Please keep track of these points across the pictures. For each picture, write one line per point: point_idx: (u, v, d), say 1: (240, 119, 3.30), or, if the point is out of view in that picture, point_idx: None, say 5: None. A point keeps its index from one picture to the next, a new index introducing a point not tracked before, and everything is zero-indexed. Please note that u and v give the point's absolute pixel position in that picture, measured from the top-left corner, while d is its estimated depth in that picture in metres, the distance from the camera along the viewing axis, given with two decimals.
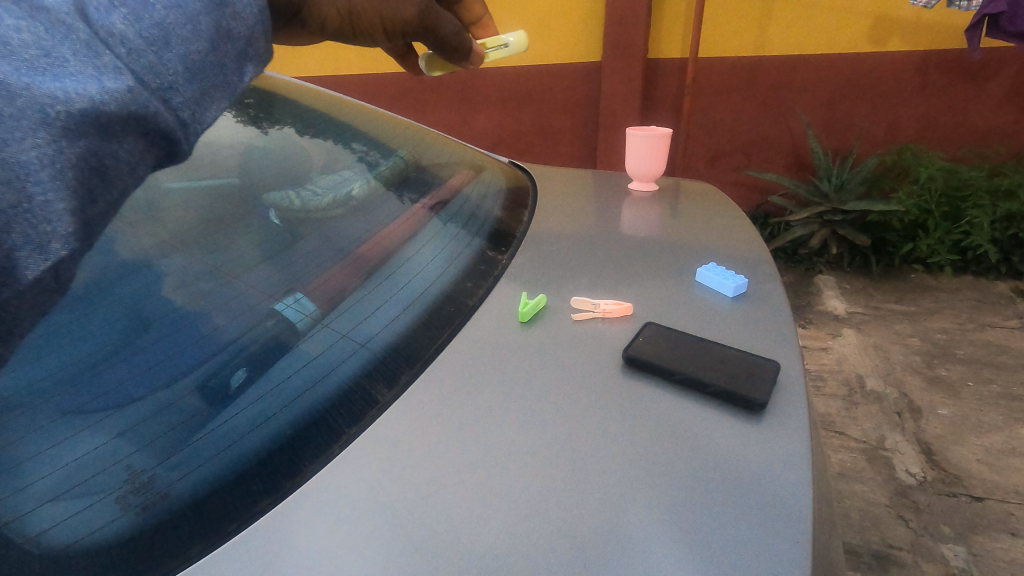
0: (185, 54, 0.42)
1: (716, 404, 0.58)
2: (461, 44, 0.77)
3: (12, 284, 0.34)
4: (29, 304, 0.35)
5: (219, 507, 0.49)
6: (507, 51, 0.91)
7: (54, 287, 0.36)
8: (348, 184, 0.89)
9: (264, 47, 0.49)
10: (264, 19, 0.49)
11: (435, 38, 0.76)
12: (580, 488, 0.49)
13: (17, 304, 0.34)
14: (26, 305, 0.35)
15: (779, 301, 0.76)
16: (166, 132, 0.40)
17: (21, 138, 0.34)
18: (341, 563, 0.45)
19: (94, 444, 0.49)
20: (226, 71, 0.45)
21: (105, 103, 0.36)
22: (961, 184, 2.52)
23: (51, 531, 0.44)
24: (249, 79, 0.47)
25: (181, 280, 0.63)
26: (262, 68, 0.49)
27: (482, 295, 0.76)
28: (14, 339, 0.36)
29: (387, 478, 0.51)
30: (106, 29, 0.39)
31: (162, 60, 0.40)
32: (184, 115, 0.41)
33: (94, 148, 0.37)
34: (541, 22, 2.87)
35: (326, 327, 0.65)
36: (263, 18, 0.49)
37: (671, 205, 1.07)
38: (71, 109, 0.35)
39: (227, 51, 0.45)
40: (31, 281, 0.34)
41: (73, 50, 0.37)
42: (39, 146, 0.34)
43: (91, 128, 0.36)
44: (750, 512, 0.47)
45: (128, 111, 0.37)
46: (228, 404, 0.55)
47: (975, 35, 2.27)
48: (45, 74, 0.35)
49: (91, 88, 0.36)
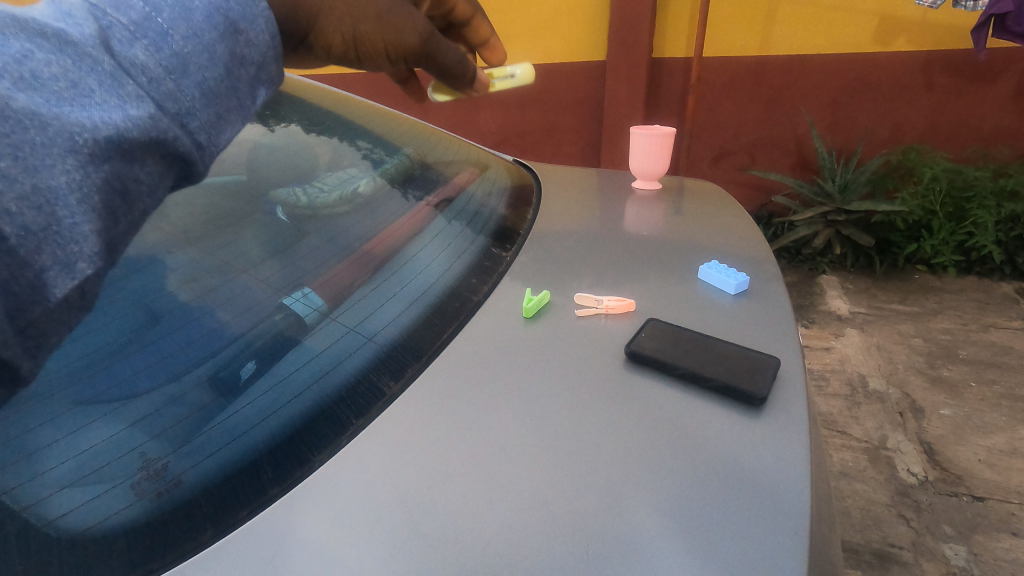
0: (201, 80, 0.44)
1: (716, 397, 0.59)
2: (463, 71, 0.80)
3: (41, 302, 0.35)
4: (56, 320, 0.37)
5: (230, 494, 0.50)
6: (514, 81, 0.93)
7: (79, 303, 0.38)
8: (355, 181, 0.90)
9: (275, 71, 0.51)
10: (275, 45, 0.51)
11: (437, 66, 0.77)
12: (582, 481, 0.50)
13: (45, 322, 0.36)
14: (53, 321, 0.37)
15: (781, 300, 0.77)
16: (184, 155, 0.42)
17: (52, 165, 0.35)
18: (349, 550, 0.46)
19: (108, 433, 0.50)
20: (239, 95, 0.47)
21: (129, 130, 0.39)
22: (966, 184, 2.51)
23: (67, 516, 0.46)
24: (260, 102, 0.50)
25: (187, 276, 0.65)
26: (272, 90, 0.52)
27: (487, 291, 0.77)
28: (44, 355, 0.38)
29: (394, 468, 0.52)
30: (128, 60, 0.41)
31: (180, 87, 0.42)
32: (200, 138, 0.43)
33: (118, 171, 0.39)
34: (545, 21, 2.88)
35: (333, 321, 0.66)
36: (274, 44, 0.51)
37: (674, 204, 1.07)
38: (98, 137, 0.37)
39: (240, 76, 0.48)
40: (58, 299, 0.36)
41: (99, 81, 0.39)
42: (68, 172, 0.36)
43: (115, 153, 0.38)
44: (750, 505, 0.48)
45: (149, 137, 0.40)
46: (238, 395, 0.56)
47: (981, 36, 2.25)
48: (73, 104, 0.37)
49: (116, 117, 0.38)
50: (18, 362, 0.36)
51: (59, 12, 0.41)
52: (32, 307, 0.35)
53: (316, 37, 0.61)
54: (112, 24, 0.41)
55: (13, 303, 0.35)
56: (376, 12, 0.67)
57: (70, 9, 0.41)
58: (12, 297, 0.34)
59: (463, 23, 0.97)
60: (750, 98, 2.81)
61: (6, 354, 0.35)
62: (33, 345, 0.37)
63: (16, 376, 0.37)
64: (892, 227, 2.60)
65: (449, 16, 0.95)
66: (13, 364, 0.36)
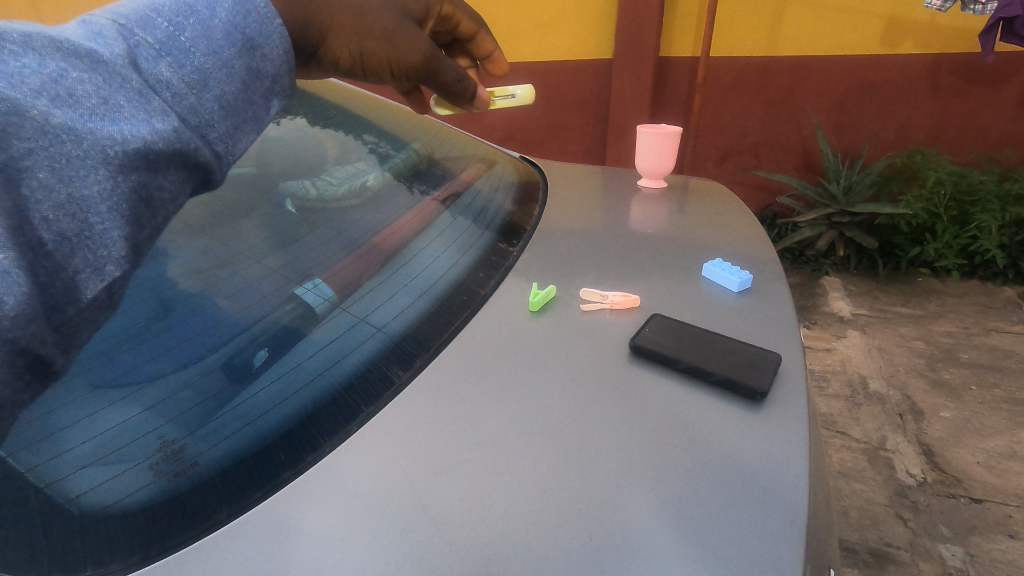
0: (220, 95, 0.46)
1: (716, 392, 0.60)
2: (463, 88, 0.81)
3: (75, 302, 0.37)
4: (87, 319, 0.38)
5: (244, 477, 0.52)
6: (515, 101, 0.96)
7: (107, 304, 0.39)
8: (363, 175, 0.91)
9: (288, 83, 0.54)
10: (289, 59, 0.53)
11: (438, 84, 0.78)
12: (584, 472, 0.51)
13: (75, 321, 0.37)
14: (84, 321, 0.38)
15: (781, 298, 0.78)
16: (204, 164, 0.44)
17: (86, 175, 0.37)
18: (359, 536, 0.47)
19: (126, 415, 0.52)
20: (255, 107, 0.49)
21: (155, 142, 0.40)
22: (971, 188, 2.52)
23: (88, 493, 0.48)
24: (274, 113, 0.52)
25: (195, 267, 0.66)
26: (285, 101, 0.54)
27: (493, 285, 0.79)
28: (76, 351, 0.39)
29: (403, 455, 0.53)
30: (154, 77, 0.43)
31: (201, 101, 0.44)
32: (218, 148, 0.45)
33: (144, 181, 0.40)
34: (552, 17, 2.88)
35: (343, 311, 0.68)
36: (288, 58, 0.53)
37: (679, 202, 1.09)
38: (127, 149, 0.39)
39: (256, 90, 0.50)
40: (90, 300, 0.37)
41: (127, 97, 0.40)
42: (100, 182, 0.37)
43: (142, 164, 0.40)
44: (746, 498, 0.49)
45: (174, 148, 0.41)
46: (250, 381, 0.58)
47: (989, 40, 2.25)
48: (103, 119, 0.39)
49: (144, 130, 0.40)
50: (53, 357, 0.37)
51: (89, 32, 0.42)
52: (66, 306, 0.37)
53: (325, 53, 0.63)
54: (139, 43, 0.43)
55: (50, 304, 0.36)
56: (381, 29, 0.68)
57: (99, 29, 0.43)
58: (48, 298, 0.36)
59: (467, 38, 0.97)
60: (756, 98, 2.81)
61: (45, 350, 0.36)
62: (67, 343, 0.38)
63: (53, 372, 0.38)
64: (896, 229, 2.60)
65: (454, 32, 0.95)
66: (49, 360, 0.37)
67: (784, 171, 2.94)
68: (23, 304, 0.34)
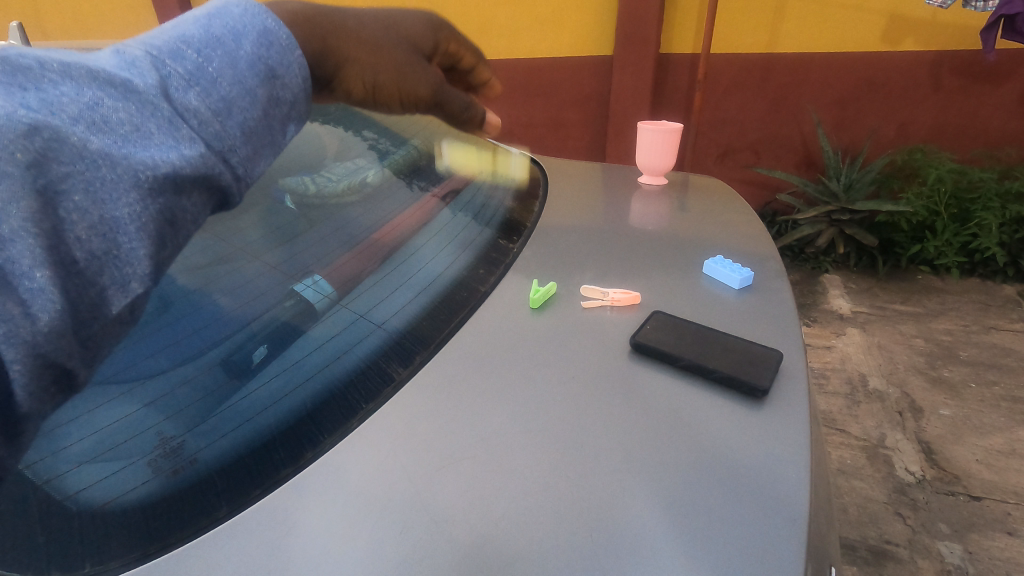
0: (243, 121, 0.44)
1: (718, 388, 0.60)
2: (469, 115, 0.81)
3: (100, 317, 0.37)
4: (111, 333, 0.38)
5: (243, 474, 0.51)
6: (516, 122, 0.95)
7: (129, 319, 0.39)
8: (362, 172, 0.90)
9: (304, 108, 0.53)
10: (307, 85, 0.52)
11: (444, 111, 0.78)
12: (584, 472, 0.51)
13: (99, 336, 0.37)
14: (106, 336, 0.38)
15: (782, 296, 0.78)
16: (224, 188, 0.43)
17: (117, 198, 0.37)
18: (357, 534, 0.47)
19: (124, 412, 0.53)
20: (273, 132, 0.48)
21: (183, 167, 0.40)
22: (970, 186, 2.52)
23: (87, 490, 0.48)
24: (290, 138, 0.51)
25: (196, 262, 0.64)
26: (300, 126, 0.53)
27: (493, 282, 0.78)
28: (99, 364, 0.39)
29: (402, 452, 0.53)
30: (183, 106, 0.42)
31: (226, 128, 0.43)
32: (239, 171, 0.44)
33: (169, 204, 0.39)
34: (553, 13, 2.86)
35: (343, 308, 0.67)
36: (305, 83, 0.52)
37: (678, 199, 1.08)
38: (157, 173, 0.38)
39: (275, 115, 0.48)
40: (115, 315, 0.37)
41: (157, 125, 0.40)
42: (131, 205, 0.37)
43: (169, 187, 0.39)
44: (749, 497, 0.49)
45: (199, 173, 0.41)
46: (250, 378, 0.58)
47: (990, 37, 2.25)
48: (134, 145, 0.38)
49: (172, 156, 0.39)
50: (78, 370, 0.37)
51: (122, 62, 0.41)
52: (92, 321, 0.37)
53: (339, 82, 0.61)
54: (171, 73, 0.42)
55: (77, 318, 0.36)
56: (393, 59, 0.67)
57: (132, 59, 0.42)
58: (77, 313, 0.36)
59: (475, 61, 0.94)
60: (756, 95, 2.81)
61: (71, 363, 0.36)
62: (91, 356, 0.38)
63: (75, 384, 0.37)
64: (896, 227, 2.60)
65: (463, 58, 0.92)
66: (74, 372, 0.37)
67: (784, 168, 2.94)
68: (55, 320, 0.34)
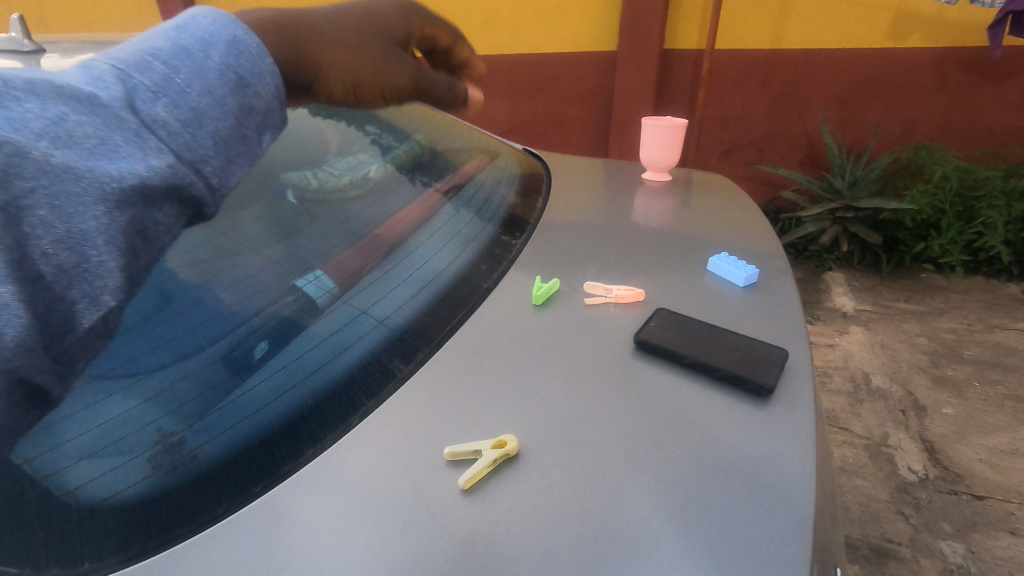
0: (214, 131, 0.44)
1: (722, 387, 0.60)
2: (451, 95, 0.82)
3: (72, 332, 0.36)
4: (84, 348, 0.37)
5: (245, 471, 0.51)
6: None
7: (105, 332, 0.38)
8: (365, 167, 0.90)
9: (280, 118, 0.53)
10: (280, 93, 0.52)
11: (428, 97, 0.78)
12: (587, 471, 0.50)
13: (71, 351, 0.37)
14: (80, 351, 0.37)
15: (789, 294, 0.77)
16: (198, 199, 0.43)
17: (83, 212, 0.36)
18: (358, 532, 0.46)
19: (123, 407, 0.52)
20: (248, 142, 0.48)
21: (151, 178, 0.39)
22: (976, 184, 2.50)
23: (86, 486, 0.48)
24: (267, 147, 0.50)
25: (192, 254, 0.64)
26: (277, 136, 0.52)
27: (496, 278, 0.78)
28: (73, 379, 0.38)
29: (404, 449, 0.52)
30: (151, 117, 0.42)
31: (196, 138, 0.43)
32: (213, 181, 0.44)
33: (139, 216, 0.39)
34: (556, 9, 2.85)
35: (345, 303, 0.67)
36: (279, 93, 0.52)
37: (683, 196, 1.07)
38: (124, 186, 0.38)
39: (248, 125, 0.48)
40: (87, 329, 0.37)
41: (124, 137, 0.39)
42: (98, 217, 0.37)
43: (138, 200, 0.38)
44: (752, 494, 0.49)
45: (169, 184, 0.40)
46: (251, 373, 0.57)
47: (997, 33, 2.22)
48: (101, 159, 0.38)
49: (140, 168, 0.39)
50: (50, 386, 0.36)
51: (89, 76, 0.41)
52: (63, 336, 0.36)
53: (320, 87, 0.61)
54: (137, 86, 0.43)
55: (47, 334, 0.35)
56: (371, 57, 0.66)
57: (98, 73, 0.42)
58: (46, 328, 0.35)
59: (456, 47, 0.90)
60: (760, 92, 2.79)
61: (42, 379, 0.35)
62: (65, 371, 0.37)
63: (48, 400, 0.37)
64: (900, 225, 2.59)
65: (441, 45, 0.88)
66: (45, 388, 0.36)
67: (788, 165, 2.92)
68: (23, 335, 0.33)
